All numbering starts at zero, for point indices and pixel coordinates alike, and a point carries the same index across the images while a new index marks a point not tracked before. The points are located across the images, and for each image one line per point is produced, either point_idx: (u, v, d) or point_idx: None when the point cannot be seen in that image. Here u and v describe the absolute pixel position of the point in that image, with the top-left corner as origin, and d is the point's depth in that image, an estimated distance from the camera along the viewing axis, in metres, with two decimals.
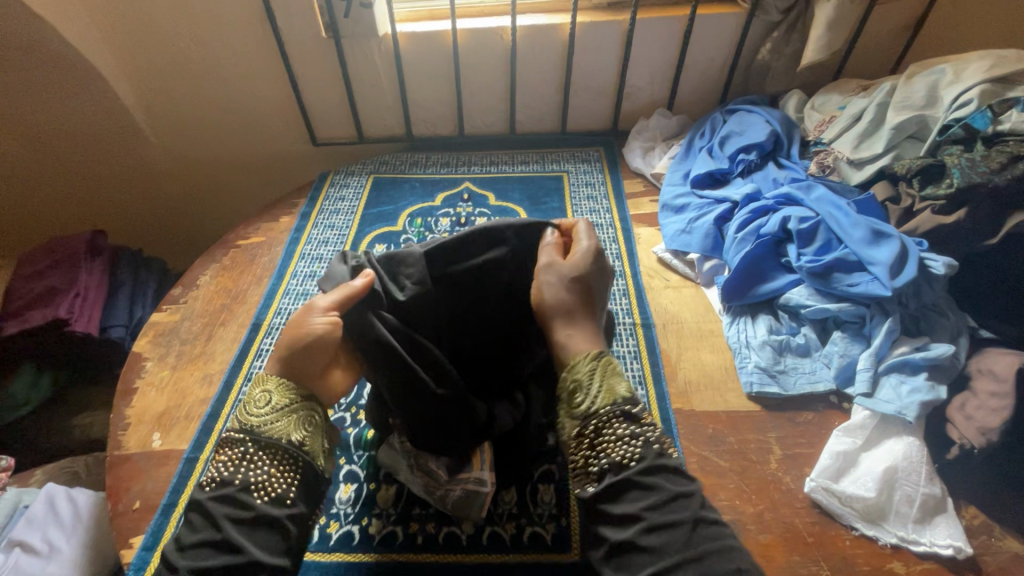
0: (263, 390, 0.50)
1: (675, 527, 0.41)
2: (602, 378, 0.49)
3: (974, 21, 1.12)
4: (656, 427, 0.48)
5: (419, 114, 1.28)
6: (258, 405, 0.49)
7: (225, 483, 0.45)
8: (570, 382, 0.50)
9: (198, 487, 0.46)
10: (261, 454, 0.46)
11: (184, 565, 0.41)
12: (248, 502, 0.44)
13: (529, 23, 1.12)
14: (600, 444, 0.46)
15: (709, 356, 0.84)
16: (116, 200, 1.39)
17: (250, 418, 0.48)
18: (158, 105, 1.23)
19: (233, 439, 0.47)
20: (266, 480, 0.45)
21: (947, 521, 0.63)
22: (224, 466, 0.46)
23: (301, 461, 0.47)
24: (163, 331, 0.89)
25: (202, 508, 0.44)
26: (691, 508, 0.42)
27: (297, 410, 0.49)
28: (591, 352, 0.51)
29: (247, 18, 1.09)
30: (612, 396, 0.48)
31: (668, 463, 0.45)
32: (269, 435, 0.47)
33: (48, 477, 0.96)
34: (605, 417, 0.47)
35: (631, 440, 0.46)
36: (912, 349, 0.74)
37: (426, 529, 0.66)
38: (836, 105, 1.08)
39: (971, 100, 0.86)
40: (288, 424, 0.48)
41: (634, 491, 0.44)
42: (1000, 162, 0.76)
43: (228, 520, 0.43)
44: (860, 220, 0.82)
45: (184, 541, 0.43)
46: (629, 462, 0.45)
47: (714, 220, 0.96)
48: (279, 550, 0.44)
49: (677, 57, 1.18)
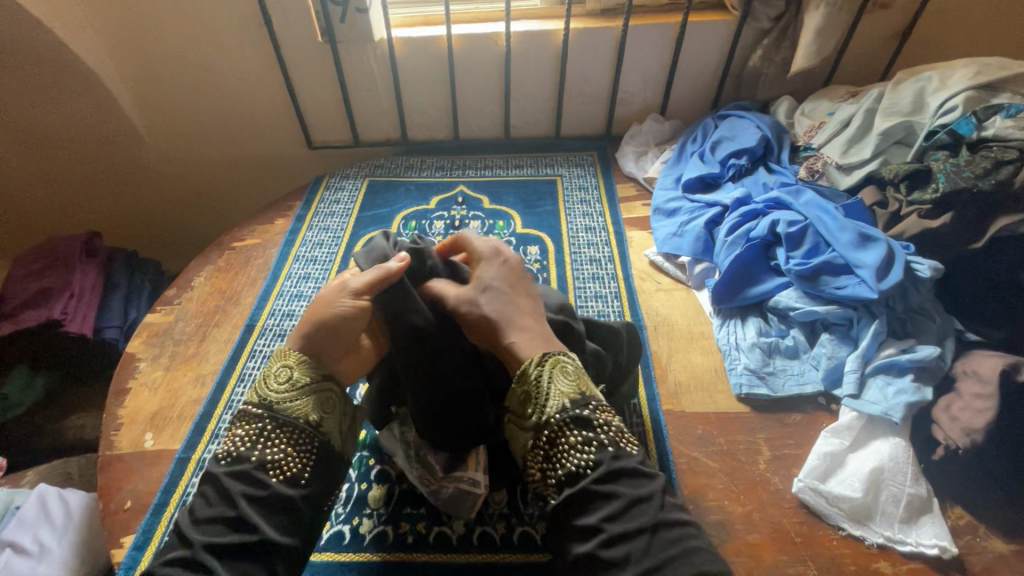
0: (283, 365, 0.51)
1: (632, 537, 0.40)
2: (548, 383, 0.48)
3: (959, 30, 1.14)
4: (610, 425, 0.47)
5: (415, 118, 1.29)
6: (278, 381, 0.50)
7: (243, 458, 0.46)
8: (521, 392, 0.49)
9: (213, 460, 0.47)
10: (277, 433, 0.48)
11: (199, 538, 0.42)
12: (266, 479, 0.45)
13: (523, 29, 1.14)
14: (557, 455, 0.46)
15: (699, 358, 0.85)
16: (113, 202, 1.39)
17: (270, 394, 0.49)
18: (155, 108, 1.24)
19: (251, 414, 0.49)
20: (282, 459, 0.47)
21: (933, 520, 0.63)
22: (241, 441, 0.47)
23: (318, 441, 0.49)
24: (156, 332, 0.90)
25: (218, 481, 0.45)
26: (647, 513, 0.41)
27: (317, 390, 0.51)
28: (536, 355, 0.49)
29: (243, 22, 1.10)
30: (560, 404, 0.47)
31: (624, 464, 0.44)
32: (287, 414, 0.48)
33: (40, 479, 0.96)
34: (556, 428, 0.46)
35: (584, 447, 0.45)
36: (899, 350, 0.75)
37: (417, 529, 0.66)
38: (825, 111, 1.09)
39: (956, 106, 0.87)
40: (306, 404, 0.49)
41: (589, 501, 0.43)
42: (984, 168, 0.78)
43: (244, 495, 0.44)
44: (847, 224, 0.83)
45: (198, 513, 0.43)
46: (586, 470, 0.44)
47: (704, 223, 0.97)
48: (294, 529, 0.45)
49: (669, 64, 1.19)
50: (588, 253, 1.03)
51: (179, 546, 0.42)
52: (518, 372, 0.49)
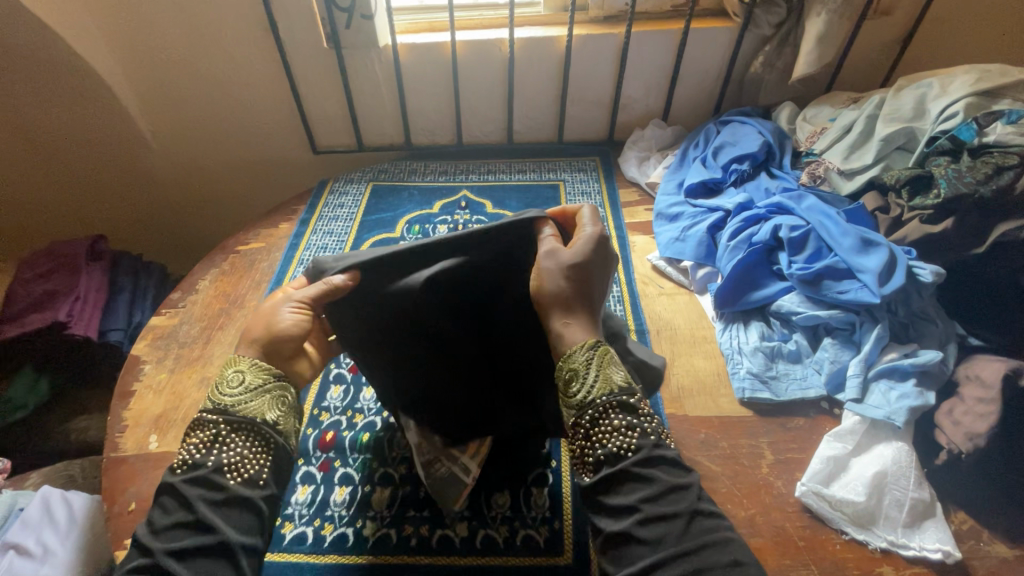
0: (235, 370, 0.51)
1: (671, 518, 0.42)
2: (598, 368, 0.48)
3: (959, 37, 1.15)
4: (652, 417, 0.48)
5: (419, 123, 1.29)
6: (231, 385, 0.50)
7: (198, 465, 0.46)
8: (566, 371, 0.49)
9: (168, 469, 0.47)
10: (233, 436, 0.48)
11: (157, 544, 0.42)
12: (222, 482, 0.45)
13: (526, 36, 1.15)
14: (598, 435, 0.46)
15: (702, 362, 0.85)
16: (117, 206, 1.40)
17: (224, 399, 0.49)
18: (161, 112, 1.25)
19: (203, 421, 0.48)
20: (238, 461, 0.47)
21: (936, 525, 0.63)
22: (196, 449, 0.47)
23: (273, 441, 0.49)
24: (161, 334, 0.90)
25: (174, 489, 0.45)
26: (685, 499, 0.43)
27: (267, 392, 0.50)
28: (588, 340, 0.49)
29: (249, 28, 1.11)
30: (608, 388, 0.47)
31: (663, 453, 0.45)
32: (239, 417, 0.48)
33: (44, 480, 0.97)
34: (602, 409, 0.47)
35: (628, 431, 0.46)
36: (901, 355, 0.75)
37: (419, 531, 0.66)
38: (827, 117, 1.10)
39: (957, 113, 0.88)
40: (261, 404, 0.49)
41: (629, 482, 0.44)
42: (985, 173, 0.78)
43: (202, 499, 0.44)
44: (850, 229, 0.83)
45: (155, 520, 0.44)
46: (627, 452, 0.45)
47: (707, 227, 0.97)
48: (253, 528, 0.45)
49: (672, 70, 1.20)
50: None
51: (137, 555, 0.42)
52: (570, 351, 0.49)
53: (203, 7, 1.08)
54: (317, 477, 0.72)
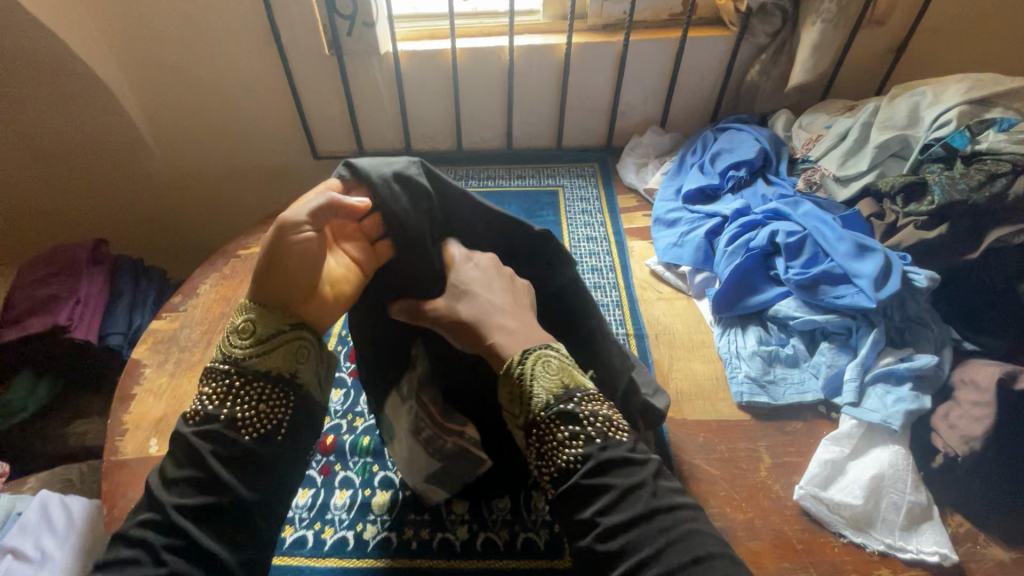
0: (246, 318, 0.47)
1: (627, 528, 0.39)
2: (529, 381, 0.44)
3: (951, 47, 1.17)
4: (600, 415, 0.44)
5: (419, 130, 1.31)
6: (242, 336, 0.47)
7: (211, 418, 0.45)
8: (505, 391, 0.46)
9: (183, 417, 0.46)
10: (247, 390, 0.46)
11: (169, 499, 0.42)
12: (235, 438, 0.44)
13: (526, 44, 1.16)
14: (546, 452, 0.43)
15: (701, 366, 0.86)
16: (117, 210, 1.41)
17: (235, 350, 0.47)
18: (163, 118, 1.26)
19: (218, 370, 0.47)
20: (252, 417, 0.45)
21: (933, 528, 0.64)
22: (208, 400, 0.46)
23: (289, 395, 0.47)
24: (162, 339, 0.90)
25: (187, 441, 0.44)
26: (641, 502, 0.39)
27: (284, 341, 0.47)
28: (516, 354, 0.45)
29: (252, 35, 1.13)
30: (545, 399, 0.44)
31: (614, 455, 0.42)
32: (255, 370, 0.46)
33: (42, 484, 0.97)
34: (544, 425, 0.44)
35: (573, 441, 0.43)
36: (897, 359, 0.76)
37: (420, 535, 0.66)
38: (822, 124, 1.11)
39: (950, 121, 0.89)
40: (276, 357, 0.47)
41: (583, 496, 0.41)
42: (978, 180, 0.79)
43: (214, 455, 0.44)
44: (845, 235, 0.84)
45: (168, 473, 0.44)
46: (576, 465, 0.42)
47: (705, 233, 0.98)
48: (265, 483, 0.45)
49: (670, 78, 1.22)
50: (590, 262, 1.04)
51: (151, 507, 0.43)
52: (501, 371, 0.46)
53: (206, 14, 1.09)
54: (317, 480, 0.72)
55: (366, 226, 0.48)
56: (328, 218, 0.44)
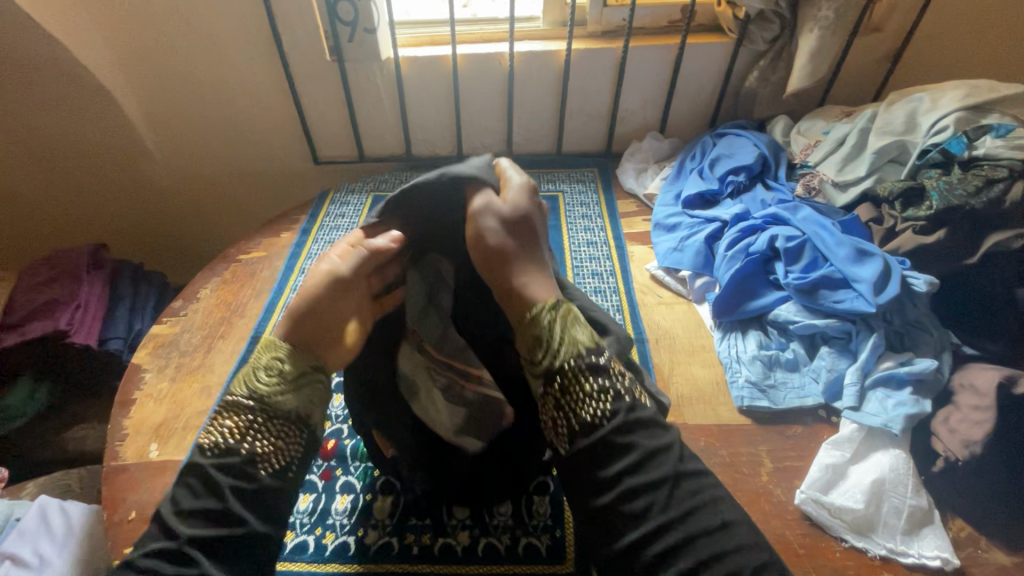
0: (272, 356, 0.48)
1: (656, 487, 0.43)
2: (562, 330, 0.49)
3: (946, 54, 1.18)
4: (623, 376, 0.49)
5: (419, 135, 1.31)
6: (267, 372, 0.48)
7: (231, 451, 0.45)
8: (531, 337, 0.50)
9: (199, 449, 0.46)
10: (267, 426, 0.47)
11: (186, 532, 0.42)
12: (255, 473, 0.45)
13: (526, 50, 1.17)
14: (574, 403, 0.47)
15: (701, 371, 0.86)
16: (118, 215, 1.41)
17: (259, 386, 0.48)
18: (164, 124, 1.26)
19: (240, 403, 0.47)
20: (270, 452, 0.46)
21: (934, 532, 0.64)
22: (228, 433, 0.46)
23: (306, 434, 0.49)
24: (162, 343, 0.90)
25: (206, 474, 0.44)
26: (668, 465, 0.44)
27: (308, 382, 0.49)
28: (548, 301, 0.50)
29: (255, 41, 1.13)
30: (575, 350, 0.49)
31: (639, 415, 0.47)
32: (278, 407, 0.47)
33: (41, 490, 0.96)
34: (572, 375, 0.48)
35: (602, 396, 0.47)
36: (897, 363, 0.76)
37: (421, 540, 0.66)
38: (820, 130, 1.12)
39: (948, 126, 0.90)
40: (297, 396, 0.48)
41: (612, 452, 0.45)
42: (976, 185, 0.80)
43: (232, 488, 0.44)
44: (845, 239, 0.85)
45: (185, 505, 0.43)
46: (604, 420, 0.46)
47: (704, 238, 0.98)
48: (278, 519, 0.46)
49: (669, 84, 1.22)
50: (590, 266, 1.04)
51: (163, 539, 0.42)
52: (533, 322, 0.50)
53: (208, 20, 1.10)
54: (318, 486, 0.72)
55: (385, 275, 0.57)
56: (362, 263, 0.53)
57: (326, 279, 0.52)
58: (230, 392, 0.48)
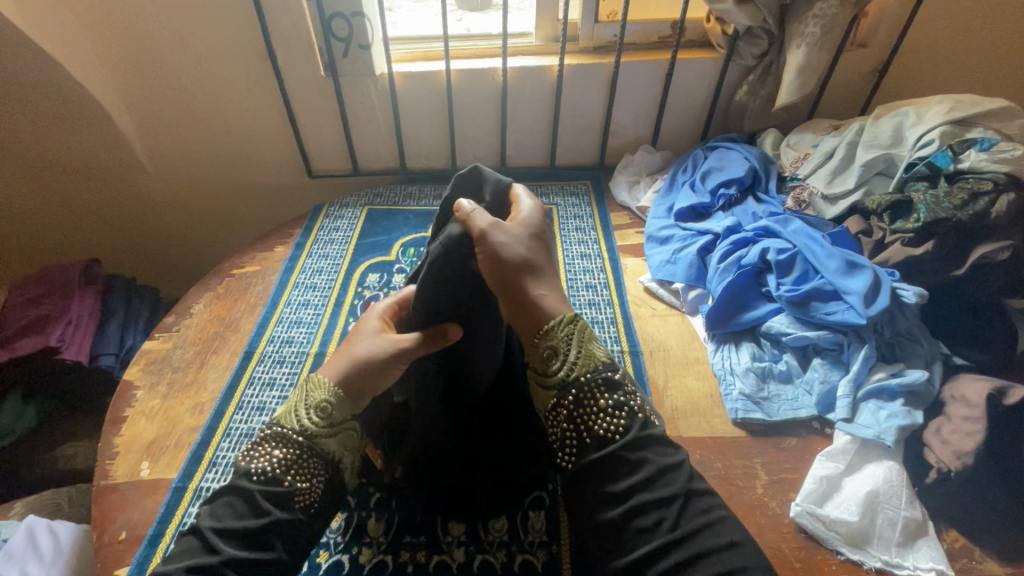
0: (324, 399, 0.54)
1: (666, 504, 0.45)
2: (578, 343, 0.52)
3: (930, 69, 1.21)
4: (636, 395, 0.52)
5: (414, 149, 1.32)
6: (318, 413, 0.53)
7: (274, 479, 0.50)
8: (546, 348, 0.52)
9: (246, 472, 0.51)
10: (307, 464, 0.52)
11: (224, 551, 0.46)
12: (293, 505, 0.50)
13: (519, 65, 1.18)
14: (588, 417, 0.50)
15: (696, 384, 0.86)
16: (111, 229, 1.42)
17: (308, 423, 0.53)
18: (158, 139, 1.27)
19: (288, 437, 0.52)
20: (307, 491, 0.51)
21: (928, 544, 0.64)
22: (276, 464, 0.51)
23: (337, 476, 0.54)
24: (155, 359, 0.90)
25: (251, 497, 0.49)
26: (678, 482, 0.46)
27: (346, 428, 0.54)
28: (566, 315, 0.53)
29: (251, 58, 1.14)
30: (591, 363, 0.52)
31: (650, 431, 0.49)
32: (320, 446, 0.53)
33: (29, 509, 0.95)
34: (587, 387, 0.51)
35: (616, 411, 0.50)
36: (888, 374, 0.77)
37: (417, 559, 0.65)
38: (809, 143, 1.14)
39: (933, 141, 0.92)
40: (338, 441, 0.54)
41: (623, 466, 0.47)
42: (961, 199, 0.81)
43: (271, 520, 0.48)
44: (835, 252, 0.86)
45: (225, 524, 0.47)
46: (615, 436, 0.48)
47: (697, 250, 0.99)
48: (303, 552, 0.50)
49: (660, 97, 1.24)
50: (584, 279, 1.04)
51: (200, 554, 0.46)
52: (547, 332, 0.52)
53: (204, 37, 1.11)
54: None
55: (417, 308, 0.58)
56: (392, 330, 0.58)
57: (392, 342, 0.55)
58: (279, 426, 0.53)
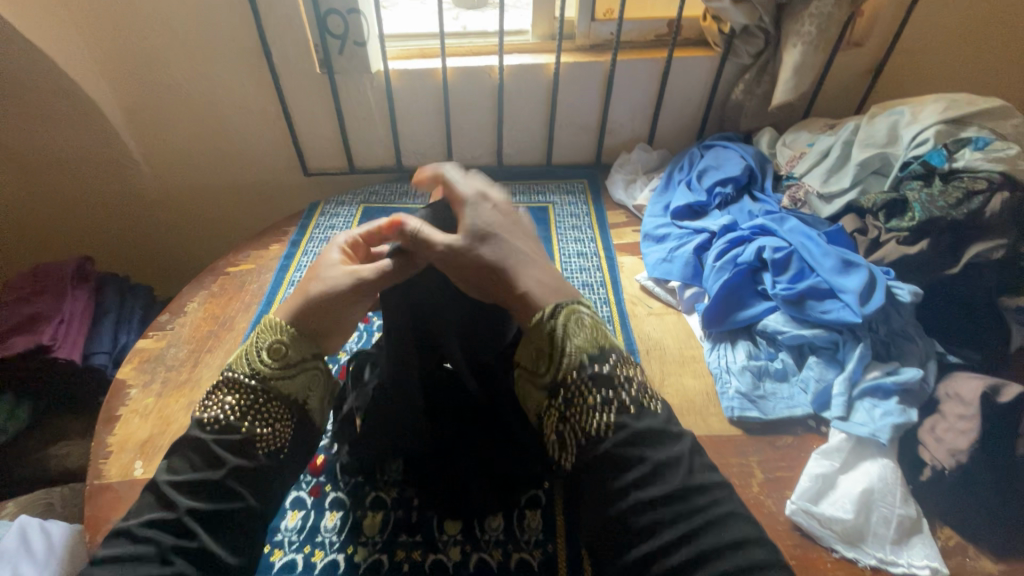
0: (277, 341, 0.55)
1: (662, 503, 0.45)
2: (566, 339, 0.52)
3: (925, 69, 1.21)
4: (628, 385, 0.51)
5: (410, 148, 1.31)
6: (272, 355, 0.55)
7: (229, 426, 0.52)
8: (536, 348, 0.53)
9: (199, 423, 0.52)
10: (264, 408, 0.53)
11: (183, 502, 0.48)
12: (253, 451, 0.51)
13: (516, 63, 1.18)
14: (578, 415, 0.50)
15: (692, 382, 0.86)
16: (101, 225, 1.40)
17: (262, 367, 0.54)
18: (151, 135, 1.26)
19: (240, 383, 0.54)
20: (267, 434, 0.53)
21: (923, 541, 0.65)
22: (230, 411, 0.52)
23: (299, 417, 0.56)
24: (148, 358, 0.89)
25: (206, 447, 0.50)
26: (676, 478, 0.46)
27: (305, 367, 0.56)
28: (549, 307, 0.53)
29: (243, 53, 1.13)
30: (578, 360, 0.52)
31: (647, 424, 0.49)
32: (276, 389, 0.54)
33: (21, 510, 0.94)
34: (576, 385, 0.51)
35: (606, 407, 0.50)
36: (883, 372, 0.77)
37: (413, 557, 0.65)
38: (805, 142, 1.14)
39: (928, 139, 0.92)
40: (296, 381, 0.55)
41: (618, 465, 0.47)
42: (957, 197, 0.82)
43: (231, 468, 0.50)
44: (830, 250, 0.86)
45: (182, 476, 0.49)
46: (608, 433, 0.48)
47: (694, 249, 0.99)
48: (272, 496, 0.52)
49: (657, 95, 1.24)
50: (580, 277, 1.04)
51: (160, 506, 0.48)
52: (536, 331, 0.53)
53: (197, 33, 1.10)
54: (307, 502, 0.71)
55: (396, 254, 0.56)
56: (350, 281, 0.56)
57: (351, 276, 0.56)
58: (231, 372, 0.55)
